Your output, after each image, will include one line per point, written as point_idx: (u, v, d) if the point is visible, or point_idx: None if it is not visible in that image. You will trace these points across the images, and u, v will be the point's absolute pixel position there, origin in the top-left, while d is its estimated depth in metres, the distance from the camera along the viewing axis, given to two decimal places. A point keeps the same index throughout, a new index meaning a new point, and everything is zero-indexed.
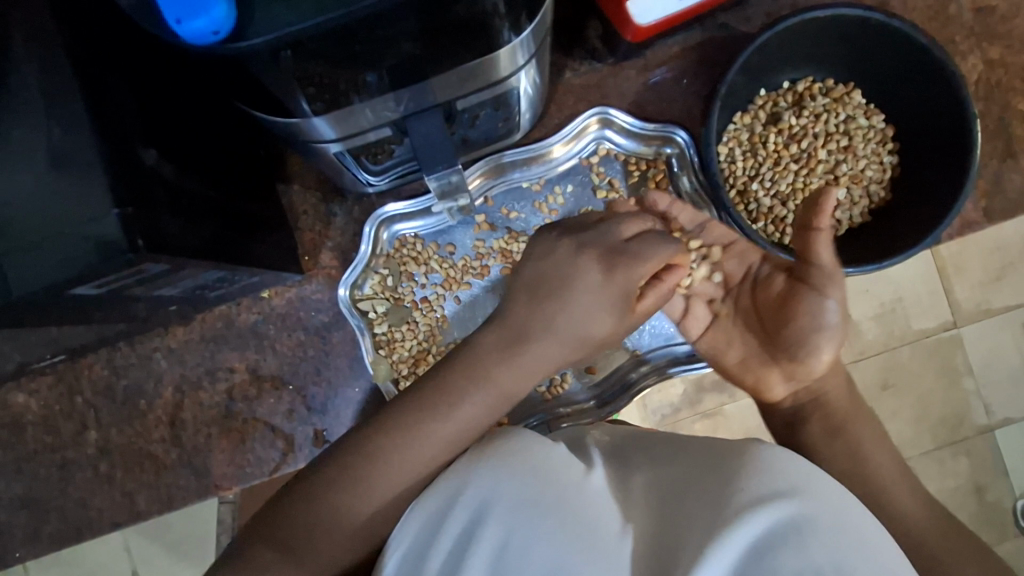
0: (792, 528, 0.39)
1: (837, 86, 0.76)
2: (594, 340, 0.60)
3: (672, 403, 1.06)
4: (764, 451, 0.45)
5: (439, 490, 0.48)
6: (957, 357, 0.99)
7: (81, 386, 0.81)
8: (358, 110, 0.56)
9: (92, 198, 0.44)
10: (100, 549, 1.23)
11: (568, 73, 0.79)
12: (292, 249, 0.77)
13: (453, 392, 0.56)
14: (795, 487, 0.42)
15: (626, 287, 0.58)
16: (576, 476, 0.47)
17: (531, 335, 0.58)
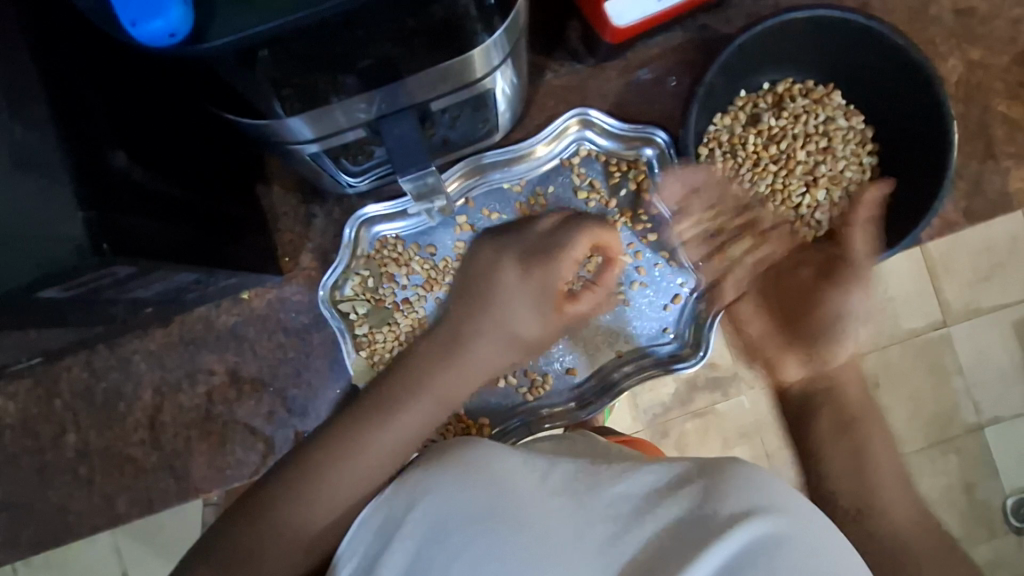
0: (757, 546, 0.45)
1: (817, 87, 0.76)
2: (528, 339, 0.73)
3: (662, 402, 1.06)
4: (743, 470, 0.50)
5: (437, 510, 0.51)
6: (947, 357, 0.99)
7: (60, 389, 0.80)
8: (331, 111, 0.55)
9: (55, 201, 0.43)
10: (86, 552, 1.23)
11: (549, 74, 0.79)
12: (270, 251, 0.77)
13: (394, 403, 0.66)
14: (768, 505, 0.48)
15: (544, 282, 0.72)
16: (559, 484, 0.52)
17: (469, 345, 0.71)
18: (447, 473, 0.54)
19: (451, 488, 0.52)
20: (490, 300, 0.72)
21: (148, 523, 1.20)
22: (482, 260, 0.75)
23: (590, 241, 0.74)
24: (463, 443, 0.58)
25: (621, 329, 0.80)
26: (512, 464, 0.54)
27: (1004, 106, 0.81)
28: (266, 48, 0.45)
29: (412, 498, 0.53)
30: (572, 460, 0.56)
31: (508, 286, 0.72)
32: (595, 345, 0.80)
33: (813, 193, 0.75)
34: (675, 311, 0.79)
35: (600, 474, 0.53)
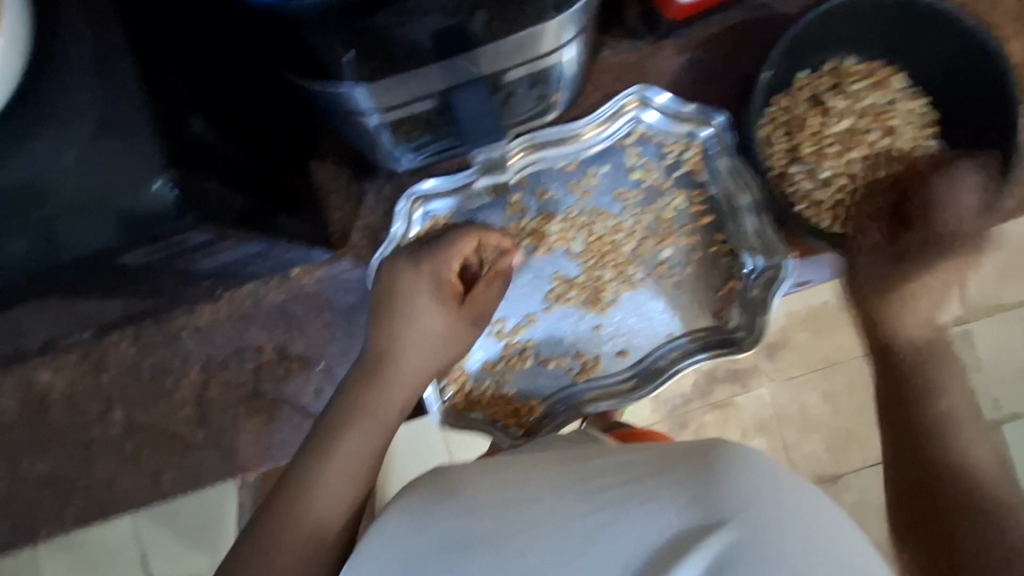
0: (748, 542, 0.39)
1: (881, 68, 0.74)
2: (441, 337, 0.68)
3: (682, 396, 1.17)
4: (727, 453, 0.45)
5: (405, 533, 0.47)
6: (968, 353, 1.14)
7: (107, 364, 0.80)
8: (402, 81, 0.55)
9: (143, 161, 0.43)
10: (105, 538, 1.23)
11: (605, 52, 0.78)
12: (322, 227, 0.76)
13: (332, 430, 0.61)
14: (755, 489, 0.42)
15: (434, 275, 0.68)
16: (526, 494, 0.48)
17: (395, 358, 0.66)
18: (419, 498, 0.50)
19: (419, 512, 0.48)
20: (396, 307, 0.67)
21: (167, 509, 1.22)
22: (384, 275, 0.69)
23: (476, 236, 0.71)
24: (434, 475, 0.54)
25: (673, 313, 0.79)
26: (477, 484, 0.51)
27: None
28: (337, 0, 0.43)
29: (391, 525, 0.48)
30: (544, 474, 0.52)
31: (407, 286, 0.67)
32: (645, 328, 0.80)
33: (877, 176, 0.73)
34: (728, 295, 0.79)
35: (568, 477, 0.49)
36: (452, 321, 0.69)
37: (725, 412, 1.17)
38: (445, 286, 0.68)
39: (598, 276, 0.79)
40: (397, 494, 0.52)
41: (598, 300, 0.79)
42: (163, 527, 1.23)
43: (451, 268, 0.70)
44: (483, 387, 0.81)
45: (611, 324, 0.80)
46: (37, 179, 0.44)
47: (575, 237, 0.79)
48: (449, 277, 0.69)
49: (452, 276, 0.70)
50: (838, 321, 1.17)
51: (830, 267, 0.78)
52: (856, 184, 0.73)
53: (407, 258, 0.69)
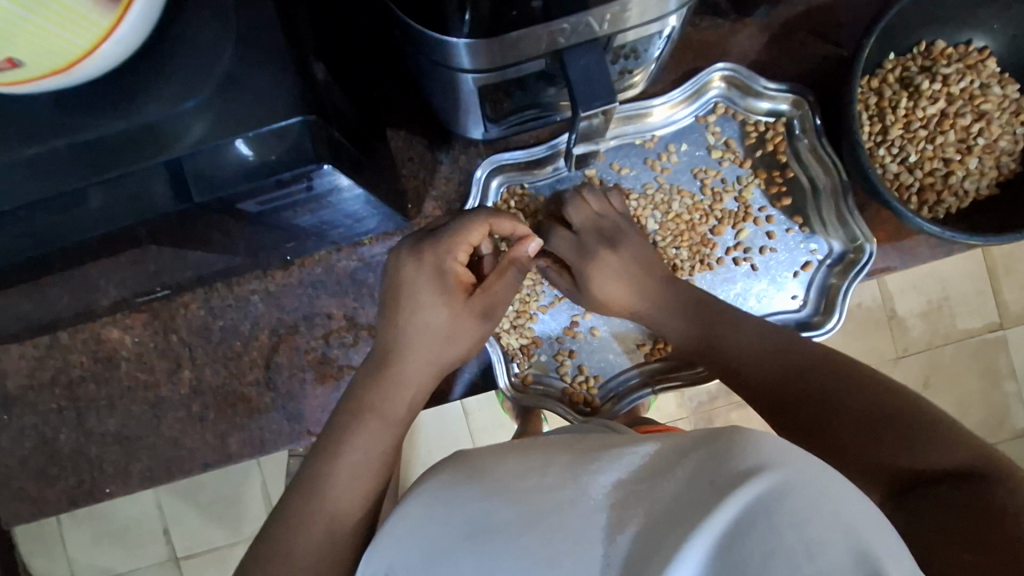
0: (762, 509, 0.34)
1: (972, 53, 0.73)
2: (445, 331, 0.65)
3: (711, 391, 1.19)
4: (748, 430, 0.41)
5: (426, 520, 0.47)
6: (1002, 360, 1.18)
7: (176, 324, 0.80)
8: (533, 34, 0.52)
9: (282, 100, 0.43)
10: (135, 505, 1.23)
11: (689, 29, 0.76)
12: (402, 196, 0.75)
13: (341, 432, 0.60)
14: (776, 458, 0.38)
15: (438, 267, 0.64)
16: (557, 479, 0.45)
17: (402, 355, 0.64)
18: (453, 486, 0.49)
19: (446, 496, 0.48)
20: (399, 302, 0.64)
21: (197, 481, 1.22)
22: (387, 269, 0.66)
23: (485, 223, 0.65)
24: (468, 465, 0.52)
25: (747, 296, 0.78)
26: (508, 470, 0.49)
27: None
28: None
29: (426, 513, 0.48)
30: (568, 455, 0.50)
31: (407, 280, 0.63)
32: None
33: (967, 161, 0.72)
34: (803, 279, 0.78)
35: (607, 464, 0.45)
36: (458, 314, 0.65)
37: (749, 410, 1.20)
38: (447, 277, 0.64)
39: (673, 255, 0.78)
40: (420, 485, 0.53)
41: None
42: (190, 498, 1.23)
43: (457, 258, 0.65)
44: (549, 361, 0.80)
45: None
46: (163, 120, 0.42)
47: (653, 215, 0.79)
48: (454, 268, 0.65)
49: (458, 267, 0.65)
50: (874, 321, 1.17)
51: (907, 254, 0.77)
52: (943, 168, 0.73)
53: (404, 249, 0.65)
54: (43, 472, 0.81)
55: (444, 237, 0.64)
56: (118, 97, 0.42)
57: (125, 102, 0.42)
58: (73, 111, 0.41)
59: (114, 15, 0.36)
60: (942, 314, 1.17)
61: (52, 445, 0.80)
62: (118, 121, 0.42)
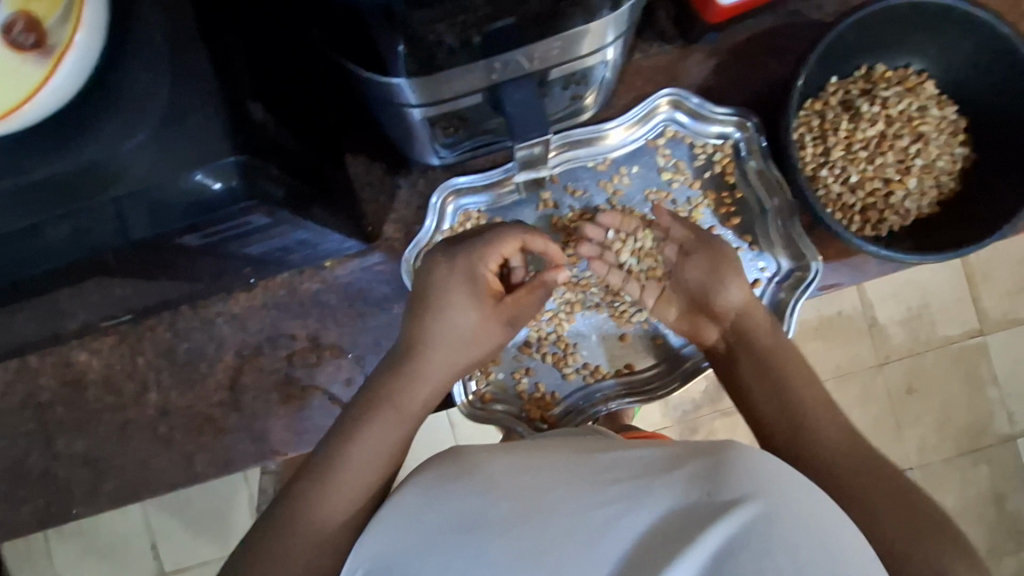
0: (749, 533, 0.40)
1: (911, 76, 0.76)
2: (472, 334, 0.68)
3: (694, 400, 1.21)
4: (741, 453, 0.46)
5: (412, 516, 0.47)
6: (983, 365, 1.20)
7: (143, 347, 0.82)
8: (449, 78, 0.55)
9: (215, 143, 0.44)
10: (119, 522, 1.24)
11: (638, 54, 0.79)
12: (360, 220, 0.77)
13: (360, 421, 0.62)
14: (766, 487, 0.44)
15: (470, 272, 0.67)
16: (546, 476, 0.48)
17: (425, 351, 0.66)
18: (436, 482, 0.49)
19: (427, 493, 0.48)
20: (427, 301, 0.67)
21: (182, 497, 1.23)
22: (421, 267, 0.69)
23: (518, 241, 0.69)
24: (450, 452, 0.53)
25: None
26: (496, 463, 0.50)
27: None
28: None
29: (406, 518, 0.47)
30: (563, 451, 0.53)
31: (438, 281, 0.66)
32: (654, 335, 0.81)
33: (906, 181, 0.74)
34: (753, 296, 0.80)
35: (594, 463, 0.49)
36: (485, 320, 0.68)
37: (733, 419, 1.21)
38: (477, 284, 0.68)
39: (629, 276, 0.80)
40: (405, 477, 0.53)
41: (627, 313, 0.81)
42: (175, 514, 1.24)
43: (489, 266, 0.68)
44: (507, 379, 0.82)
45: (636, 331, 0.82)
46: (102, 161, 0.44)
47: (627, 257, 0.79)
48: (485, 275, 0.68)
49: (488, 274, 0.68)
50: (854, 330, 1.19)
51: (856, 271, 0.79)
52: (884, 188, 0.75)
53: (438, 250, 0.69)
54: (12, 495, 0.82)
55: (479, 243, 0.68)
56: (59, 142, 0.44)
57: (65, 146, 0.44)
58: (20, 155, 0.44)
59: (44, 69, 0.40)
60: (921, 321, 1.19)
61: (21, 467, 0.82)
62: (61, 164, 0.44)
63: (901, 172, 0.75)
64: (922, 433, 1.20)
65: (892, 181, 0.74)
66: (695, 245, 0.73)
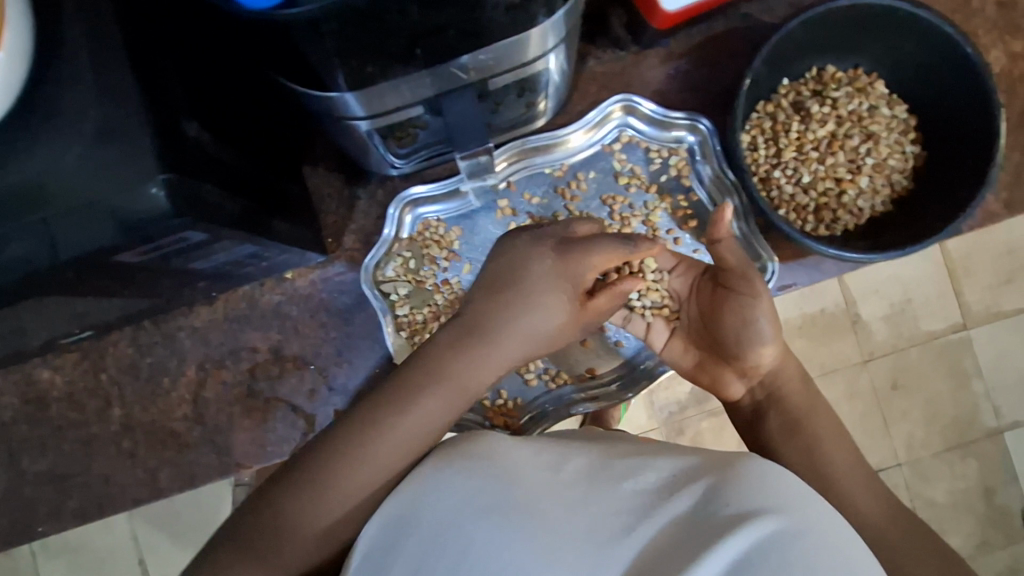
0: (771, 543, 0.44)
1: (861, 76, 0.77)
2: (552, 331, 0.67)
3: (679, 401, 1.21)
4: (763, 468, 0.51)
5: (436, 494, 0.52)
6: (968, 359, 1.20)
7: (105, 363, 0.82)
8: (394, 87, 0.57)
9: (140, 164, 0.44)
10: (104, 536, 1.24)
11: (592, 61, 0.80)
12: (316, 231, 0.78)
13: (416, 390, 0.61)
14: (784, 503, 0.48)
15: (575, 276, 0.66)
16: (572, 478, 0.52)
17: (499, 333, 0.64)
18: (460, 470, 0.53)
19: (453, 477, 0.53)
20: (509, 292, 0.65)
21: (169, 510, 1.23)
22: (511, 254, 0.67)
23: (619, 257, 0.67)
24: (470, 437, 0.58)
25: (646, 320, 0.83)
26: (521, 458, 0.55)
27: None
28: (333, 24, 0.45)
29: (426, 499, 0.52)
30: (583, 452, 0.57)
31: (534, 275, 0.66)
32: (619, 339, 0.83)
33: (858, 180, 0.75)
34: None
35: (618, 468, 0.54)
36: (569, 319, 0.68)
37: (720, 421, 1.21)
38: (575, 288, 0.67)
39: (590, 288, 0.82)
40: (425, 464, 0.57)
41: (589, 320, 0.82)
42: (160, 527, 1.23)
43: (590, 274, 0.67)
44: None
45: (597, 336, 0.83)
46: (26, 182, 0.44)
47: (631, 294, 0.81)
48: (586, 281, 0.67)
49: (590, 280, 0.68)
50: (837, 328, 1.19)
51: (813, 270, 0.79)
52: (836, 188, 0.75)
53: (535, 244, 0.67)
54: None
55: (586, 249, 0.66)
56: None
57: None
58: None
59: None
60: (904, 316, 1.19)
61: None
62: None
63: (851, 171, 0.76)
64: (909, 429, 1.20)
65: (843, 180, 0.75)
66: (742, 288, 0.68)
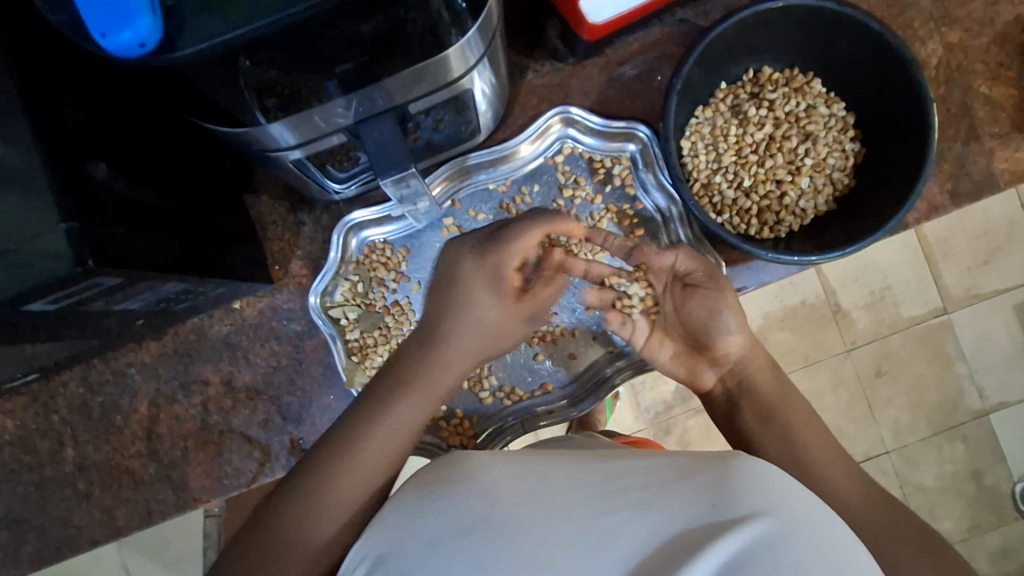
0: (766, 541, 0.40)
1: (797, 76, 0.77)
2: (493, 329, 0.67)
3: (664, 401, 1.20)
4: (753, 466, 0.47)
5: (409, 515, 0.49)
6: (949, 343, 1.19)
7: (56, 404, 0.81)
8: (309, 117, 0.55)
9: (44, 215, 0.44)
10: (92, 568, 1.23)
11: (530, 74, 0.80)
12: (261, 260, 0.77)
13: (384, 395, 0.62)
14: (775, 499, 0.44)
15: (495, 269, 0.64)
16: (553, 489, 0.48)
17: (449, 337, 0.65)
18: (434, 495, 0.49)
19: (426, 501, 0.49)
20: (451, 294, 0.65)
21: (156, 540, 1.21)
22: (444, 259, 0.67)
23: (538, 237, 0.64)
24: (447, 459, 0.53)
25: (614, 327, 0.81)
26: (498, 471, 0.50)
27: (985, 88, 0.81)
28: (246, 57, 0.45)
29: (403, 528, 0.48)
30: (568, 462, 0.53)
31: (464, 276, 0.64)
32: (585, 344, 0.82)
33: (798, 181, 0.76)
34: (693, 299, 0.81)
35: (598, 478, 0.49)
36: (506, 316, 0.67)
37: (706, 419, 1.20)
38: (500, 282, 0.64)
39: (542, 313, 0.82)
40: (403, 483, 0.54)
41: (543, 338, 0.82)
42: (148, 557, 1.21)
43: (514, 264, 0.65)
44: None
45: (549, 350, 0.82)
46: None
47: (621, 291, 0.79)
48: (509, 274, 0.65)
49: (512, 272, 0.65)
50: (814, 320, 1.19)
51: (761, 272, 0.79)
52: (777, 190, 0.76)
53: (464, 248, 0.66)
54: None
55: (503, 241, 0.63)
56: None
57: None
58: None
59: None
60: (883, 303, 1.18)
61: None
62: None
63: (792, 172, 0.76)
64: (895, 416, 1.20)
65: (782, 183, 0.76)
66: (705, 280, 0.69)
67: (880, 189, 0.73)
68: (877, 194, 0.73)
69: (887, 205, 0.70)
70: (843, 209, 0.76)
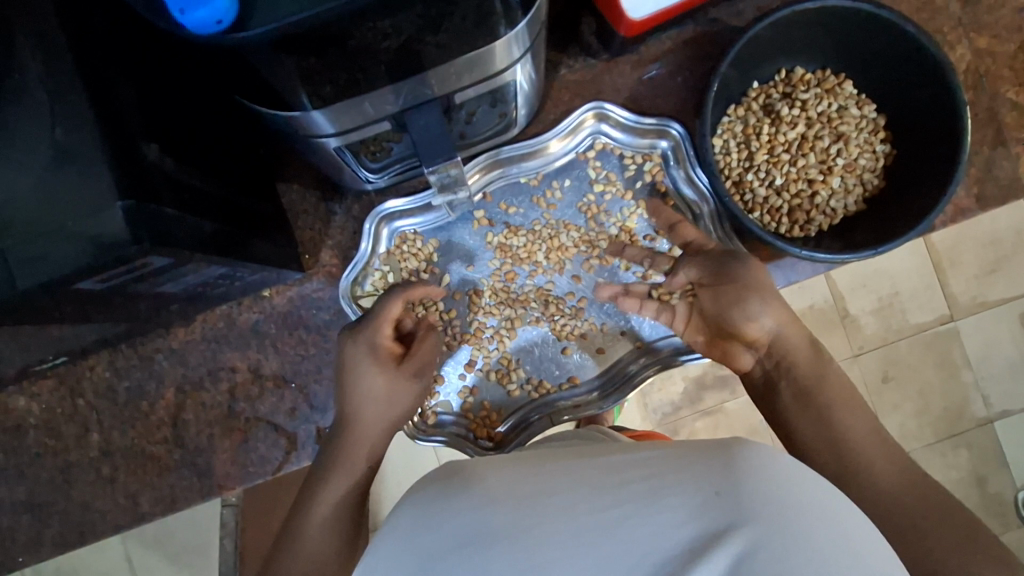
0: (776, 530, 0.36)
1: (829, 77, 0.77)
2: (390, 400, 0.71)
3: (673, 402, 1.20)
4: (756, 452, 0.42)
5: (420, 512, 0.48)
6: (956, 350, 1.20)
7: (82, 388, 0.80)
8: (357, 104, 0.55)
9: (97, 190, 0.44)
10: (98, 557, 1.22)
11: (564, 70, 0.80)
12: (293, 247, 0.77)
13: (315, 482, 0.69)
14: (790, 485, 0.40)
15: (367, 343, 0.71)
16: (561, 491, 0.45)
17: (352, 422, 0.70)
18: (436, 502, 0.47)
19: (426, 509, 0.47)
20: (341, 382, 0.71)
21: (162, 532, 1.20)
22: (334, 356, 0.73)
23: (396, 304, 0.73)
24: (443, 472, 0.53)
25: (642, 320, 0.82)
26: (496, 477, 0.49)
27: (1012, 94, 0.81)
28: (288, 44, 0.44)
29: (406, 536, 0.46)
30: (583, 463, 0.50)
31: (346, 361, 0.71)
32: (614, 337, 0.82)
33: (829, 181, 0.76)
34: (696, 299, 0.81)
35: (600, 474, 0.46)
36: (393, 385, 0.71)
37: (715, 420, 1.20)
38: (375, 352, 0.71)
39: (562, 311, 0.82)
40: (408, 491, 0.52)
41: (562, 333, 0.82)
42: (155, 548, 1.21)
43: (384, 332, 0.72)
44: (451, 399, 0.83)
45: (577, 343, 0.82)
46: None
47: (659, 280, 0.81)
48: (381, 342, 0.72)
49: (385, 341, 0.72)
50: (825, 324, 1.19)
51: (791, 270, 0.80)
52: (808, 189, 0.77)
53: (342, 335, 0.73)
54: None
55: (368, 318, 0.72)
56: None
57: None
58: None
59: None
60: (893, 309, 1.19)
61: None
62: None
63: (824, 171, 0.77)
64: (902, 421, 1.21)
65: (814, 183, 0.77)
66: (717, 277, 0.69)
67: (908, 193, 0.73)
68: (906, 196, 0.74)
69: (915, 206, 0.71)
70: (870, 211, 0.77)
